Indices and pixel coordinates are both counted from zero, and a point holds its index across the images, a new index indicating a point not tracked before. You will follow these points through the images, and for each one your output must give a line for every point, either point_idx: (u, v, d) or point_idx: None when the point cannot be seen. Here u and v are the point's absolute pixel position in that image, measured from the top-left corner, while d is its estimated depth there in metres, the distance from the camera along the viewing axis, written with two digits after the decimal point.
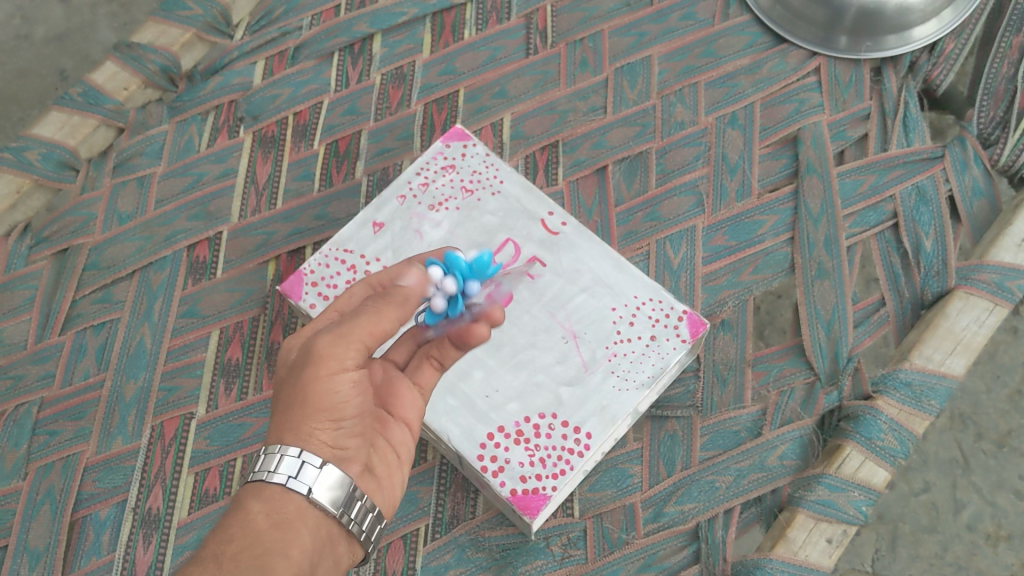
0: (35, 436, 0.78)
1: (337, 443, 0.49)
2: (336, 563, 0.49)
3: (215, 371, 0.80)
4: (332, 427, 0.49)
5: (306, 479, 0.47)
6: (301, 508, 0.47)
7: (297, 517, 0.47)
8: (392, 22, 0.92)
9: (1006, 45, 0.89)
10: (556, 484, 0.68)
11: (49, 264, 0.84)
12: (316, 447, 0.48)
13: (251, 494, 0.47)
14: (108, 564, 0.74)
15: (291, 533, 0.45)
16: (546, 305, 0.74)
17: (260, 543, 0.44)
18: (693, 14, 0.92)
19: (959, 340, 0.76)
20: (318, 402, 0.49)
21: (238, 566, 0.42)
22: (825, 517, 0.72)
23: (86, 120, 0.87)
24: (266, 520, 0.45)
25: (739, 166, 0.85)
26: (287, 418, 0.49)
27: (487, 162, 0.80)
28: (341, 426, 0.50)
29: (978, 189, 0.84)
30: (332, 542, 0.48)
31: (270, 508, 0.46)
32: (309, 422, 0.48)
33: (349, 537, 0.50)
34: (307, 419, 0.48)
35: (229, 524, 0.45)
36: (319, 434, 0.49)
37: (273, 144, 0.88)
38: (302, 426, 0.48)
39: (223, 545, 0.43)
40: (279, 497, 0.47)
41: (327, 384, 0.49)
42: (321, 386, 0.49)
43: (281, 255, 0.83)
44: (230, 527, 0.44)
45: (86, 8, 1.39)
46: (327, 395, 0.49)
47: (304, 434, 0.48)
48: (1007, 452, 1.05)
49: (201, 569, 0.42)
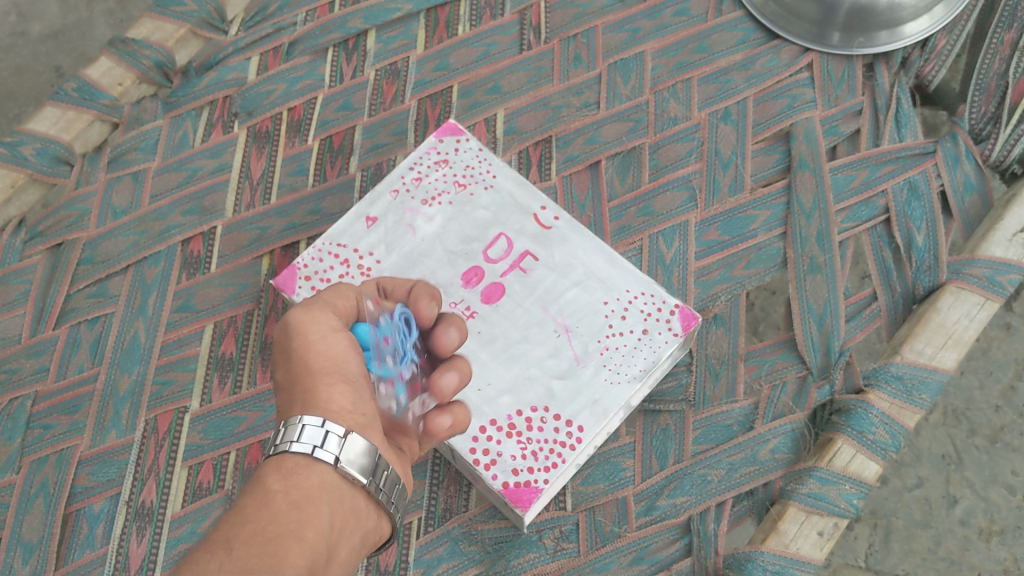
0: (29, 429, 0.79)
1: (355, 405, 0.50)
2: (364, 537, 0.49)
3: (209, 365, 0.80)
4: (347, 389, 0.51)
5: (332, 448, 0.47)
6: (322, 482, 0.47)
7: (317, 495, 0.46)
8: (386, 18, 0.92)
9: (998, 41, 0.89)
10: (547, 477, 0.69)
11: (43, 259, 0.84)
12: (339, 413, 0.49)
13: (272, 468, 0.47)
14: (102, 558, 0.74)
15: (309, 512, 0.44)
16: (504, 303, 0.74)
17: (275, 524, 0.42)
18: (686, 10, 0.92)
19: (949, 335, 0.77)
20: (319, 364, 0.51)
21: (250, 549, 0.40)
22: (816, 510, 0.73)
23: (80, 116, 0.87)
24: (282, 500, 0.44)
25: (731, 161, 0.86)
26: (296, 393, 0.50)
27: (480, 157, 0.80)
28: (353, 385, 0.51)
29: (970, 184, 0.84)
30: (358, 514, 0.48)
31: (289, 483, 0.45)
32: (319, 386, 0.50)
33: (379, 510, 0.50)
34: (316, 385, 0.50)
35: (245, 504, 0.43)
36: (336, 398, 0.50)
37: (267, 139, 0.89)
38: (315, 393, 0.50)
39: (236, 528, 0.42)
40: (304, 468, 0.47)
41: (320, 344, 0.51)
42: (315, 349, 0.51)
43: (275, 250, 0.84)
44: (245, 509, 0.43)
45: (82, 6, 1.39)
46: (324, 355, 0.51)
47: (319, 401, 0.49)
48: (1000, 447, 1.05)
49: (209, 557, 0.39)
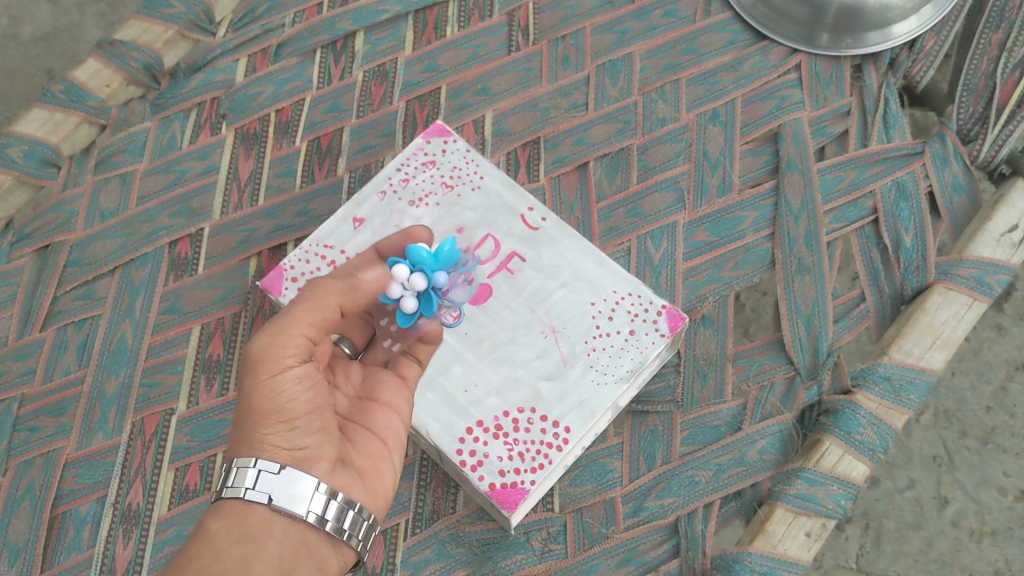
0: (16, 431, 0.79)
1: (294, 444, 0.51)
2: (319, 567, 0.49)
3: (196, 367, 0.80)
4: (285, 427, 0.51)
5: (264, 488, 0.49)
6: (263, 522, 0.48)
7: (260, 530, 0.48)
8: (374, 19, 0.92)
9: (986, 42, 0.89)
10: (534, 478, 0.68)
11: (31, 261, 0.84)
12: (271, 452, 0.51)
13: (216, 513, 0.49)
14: (88, 560, 0.74)
15: (253, 547, 0.46)
16: (500, 302, 0.74)
17: (219, 561, 0.44)
18: (674, 12, 0.92)
19: (938, 335, 0.77)
20: (263, 406, 0.51)
21: None
22: (803, 511, 0.73)
23: (68, 118, 0.87)
24: (226, 537, 0.46)
25: (719, 162, 0.86)
26: (242, 430, 0.52)
27: (468, 158, 0.80)
28: (295, 425, 0.52)
29: (958, 184, 0.84)
30: (309, 547, 0.49)
31: (231, 524, 0.48)
32: (259, 428, 0.51)
33: (335, 540, 0.50)
34: (258, 426, 0.51)
35: (189, 547, 0.46)
36: (272, 439, 0.51)
37: (255, 141, 0.89)
38: (254, 434, 0.51)
39: (183, 566, 0.44)
40: (241, 511, 0.48)
41: (269, 386, 0.51)
42: (262, 391, 0.51)
43: (263, 251, 0.84)
44: (189, 549, 0.45)
45: (73, 8, 1.39)
46: (273, 399, 0.51)
47: (256, 442, 0.51)
48: (991, 448, 1.05)
49: None
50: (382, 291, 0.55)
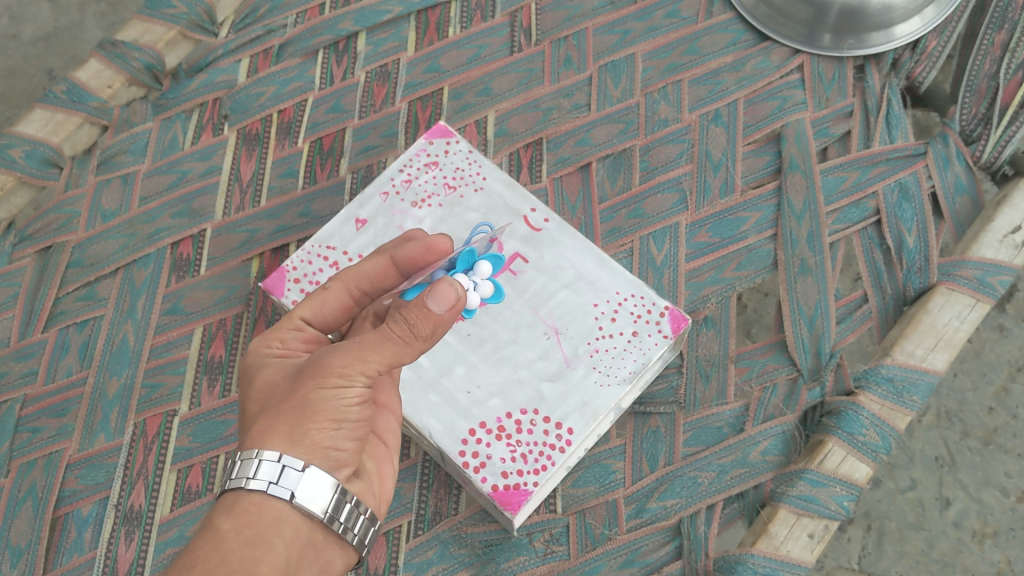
0: (17, 433, 0.79)
1: (334, 444, 0.50)
2: (323, 568, 0.50)
3: (198, 368, 0.80)
4: (332, 428, 0.50)
5: (287, 484, 0.48)
6: (276, 519, 0.48)
7: (270, 530, 0.47)
8: (376, 20, 0.92)
9: (988, 43, 0.89)
10: (537, 480, 0.68)
11: (32, 261, 0.84)
12: (308, 448, 0.49)
13: (227, 504, 0.48)
14: (89, 562, 0.74)
15: (262, 549, 0.46)
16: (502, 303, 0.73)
17: (227, 563, 0.44)
18: (677, 12, 0.92)
19: (940, 336, 0.77)
20: (319, 407, 0.49)
21: None
22: (806, 512, 0.73)
23: (69, 118, 0.87)
24: (235, 537, 0.46)
25: (722, 163, 0.86)
26: (283, 422, 0.50)
27: (470, 159, 0.80)
28: (341, 427, 0.50)
29: (961, 185, 0.84)
30: (316, 547, 0.49)
31: (241, 523, 0.47)
32: (305, 423, 0.49)
33: (343, 542, 0.51)
34: (304, 421, 0.49)
35: (197, 544, 0.45)
36: (314, 435, 0.49)
37: (257, 141, 0.88)
38: (299, 427, 0.49)
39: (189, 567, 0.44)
40: (257, 507, 0.48)
41: (331, 392, 0.50)
42: (322, 393, 0.50)
43: (265, 252, 0.83)
44: (197, 550, 0.45)
45: (73, 8, 1.39)
46: (330, 401, 0.49)
47: (298, 435, 0.49)
48: (993, 449, 1.05)
49: None
50: (435, 320, 0.50)
